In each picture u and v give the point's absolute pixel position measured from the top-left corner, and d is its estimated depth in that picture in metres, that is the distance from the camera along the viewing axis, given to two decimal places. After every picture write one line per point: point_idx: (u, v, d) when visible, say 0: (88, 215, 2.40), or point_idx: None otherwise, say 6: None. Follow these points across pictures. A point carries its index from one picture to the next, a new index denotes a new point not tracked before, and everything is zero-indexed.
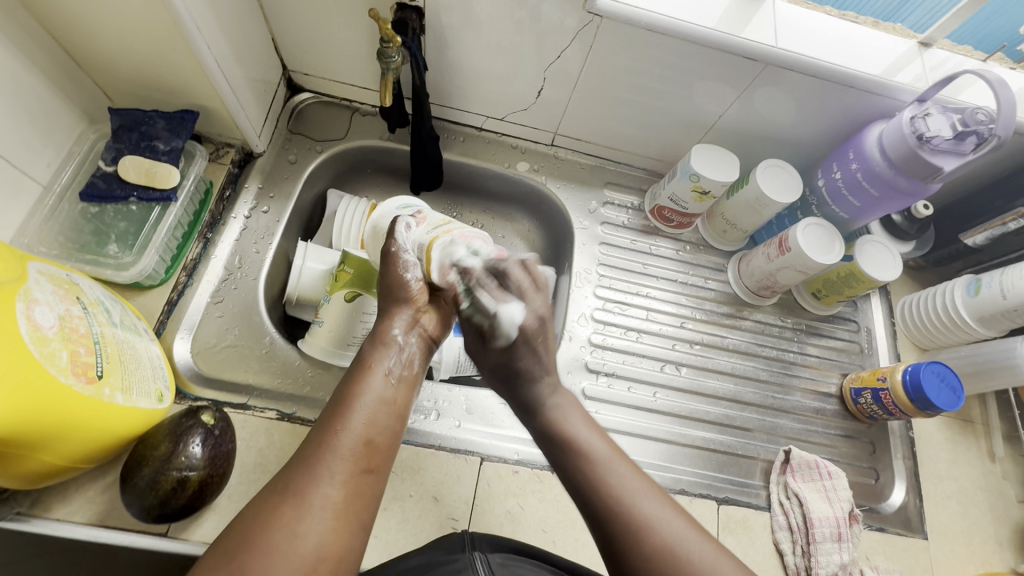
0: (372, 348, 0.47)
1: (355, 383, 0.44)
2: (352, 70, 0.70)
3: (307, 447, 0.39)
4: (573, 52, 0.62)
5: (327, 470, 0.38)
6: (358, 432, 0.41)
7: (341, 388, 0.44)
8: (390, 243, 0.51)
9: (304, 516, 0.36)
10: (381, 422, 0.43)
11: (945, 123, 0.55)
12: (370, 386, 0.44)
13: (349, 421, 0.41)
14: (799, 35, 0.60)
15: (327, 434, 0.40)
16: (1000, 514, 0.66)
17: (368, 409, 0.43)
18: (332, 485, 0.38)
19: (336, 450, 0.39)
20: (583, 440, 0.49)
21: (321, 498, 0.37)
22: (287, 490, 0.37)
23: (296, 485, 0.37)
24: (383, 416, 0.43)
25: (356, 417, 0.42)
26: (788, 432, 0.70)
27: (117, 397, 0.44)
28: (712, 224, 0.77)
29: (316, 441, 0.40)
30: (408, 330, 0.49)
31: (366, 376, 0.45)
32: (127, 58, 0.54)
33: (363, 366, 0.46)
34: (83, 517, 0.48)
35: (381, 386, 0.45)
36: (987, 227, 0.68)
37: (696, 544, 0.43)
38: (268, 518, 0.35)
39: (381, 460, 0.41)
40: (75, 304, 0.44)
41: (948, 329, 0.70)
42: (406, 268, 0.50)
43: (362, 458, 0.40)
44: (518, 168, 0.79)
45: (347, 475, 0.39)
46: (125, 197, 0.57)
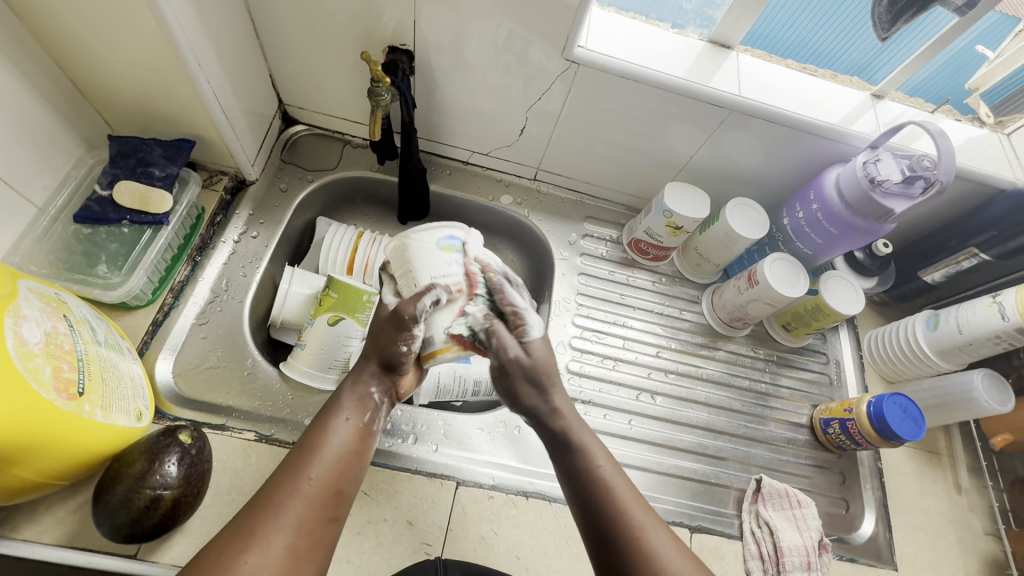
0: (348, 393, 0.50)
1: (324, 428, 0.47)
2: (346, 106, 0.74)
3: (278, 486, 0.42)
4: (553, 93, 0.66)
5: (293, 515, 0.41)
6: (325, 480, 0.44)
7: (308, 434, 0.47)
8: (407, 308, 0.48)
9: (265, 559, 0.38)
10: (348, 473, 0.45)
11: (895, 168, 0.59)
12: (341, 435, 0.47)
13: (318, 467, 0.44)
14: (761, 84, 0.64)
15: (295, 479, 0.43)
16: (968, 546, 0.67)
17: (336, 456, 0.45)
18: (295, 530, 0.40)
19: (303, 495, 0.42)
20: (609, 477, 0.49)
21: (282, 545, 0.39)
22: (251, 533, 0.39)
23: (260, 528, 0.39)
24: (350, 466, 0.46)
25: (323, 465, 0.44)
26: (760, 461, 0.71)
27: (97, 413, 0.45)
28: (687, 257, 0.80)
29: (283, 484, 0.42)
30: (382, 389, 0.52)
31: (336, 423, 0.48)
32: (130, 88, 0.57)
33: (334, 414, 0.48)
34: (51, 537, 0.48)
35: (351, 434, 0.48)
36: (944, 265, 0.72)
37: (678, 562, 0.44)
38: (229, 557, 0.37)
39: (344, 509, 0.44)
40: (62, 321, 0.45)
41: (911, 362, 0.73)
42: (408, 338, 0.49)
43: (327, 507, 0.43)
44: (502, 201, 0.82)
45: (311, 523, 0.41)
46: (118, 220, 0.58)
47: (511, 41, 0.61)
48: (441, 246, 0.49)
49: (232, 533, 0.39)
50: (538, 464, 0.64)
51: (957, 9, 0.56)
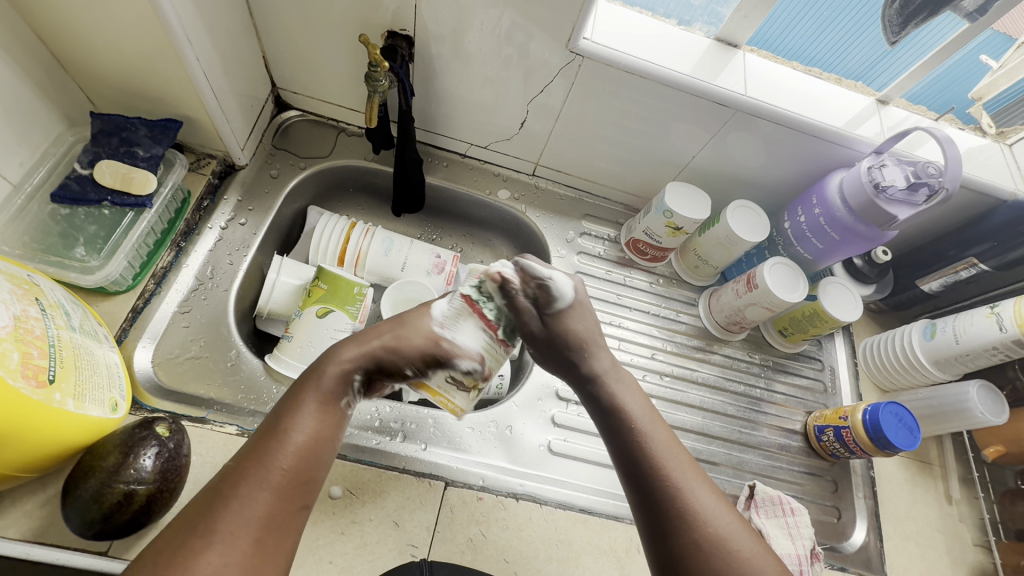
0: (321, 376, 0.44)
1: (293, 410, 0.42)
2: (340, 92, 0.72)
3: (243, 470, 0.38)
4: (555, 87, 0.65)
5: (253, 500, 0.37)
6: (292, 465, 0.40)
7: (273, 416, 0.42)
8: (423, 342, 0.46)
9: (223, 546, 0.35)
10: (318, 457, 0.41)
11: (900, 174, 0.59)
12: (308, 418, 0.42)
13: (285, 451, 0.40)
14: (766, 85, 0.63)
15: (259, 463, 0.39)
16: (957, 556, 0.67)
17: (306, 442, 0.41)
18: (255, 516, 0.37)
19: (266, 481, 0.38)
20: (642, 423, 0.48)
21: (241, 531, 0.36)
22: (207, 519, 0.35)
23: (217, 512, 0.36)
24: (320, 451, 0.42)
25: (290, 450, 0.40)
26: (753, 467, 0.70)
27: (68, 403, 0.42)
28: (685, 259, 0.79)
29: (243, 467, 0.38)
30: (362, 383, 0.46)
31: (306, 407, 0.42)
32: (115, 64, 0.54)
33: (308, 395, 0.43)
34: (16, 532, 0.46)
35: (324, 421, 0.43)
36: (941, 274, 0.72)
37: (742, 537, 0.42)
38: (183, 545, 0.34)
39: (313, 496, 0.40)
40: (33, 305, 0.43)
41: (907, 371, 0.73)
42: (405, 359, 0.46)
43: (292, 495, 0.39)
44: (499, 195, 0.80)
45: (274, 510, 0.38)
46: (98, 201, 0.56)
47: (513, 31, 0.59)
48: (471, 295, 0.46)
49: (183, 520, 0.35)
50: (529, 465, 0.63)
51: (967, 15, 0.56)
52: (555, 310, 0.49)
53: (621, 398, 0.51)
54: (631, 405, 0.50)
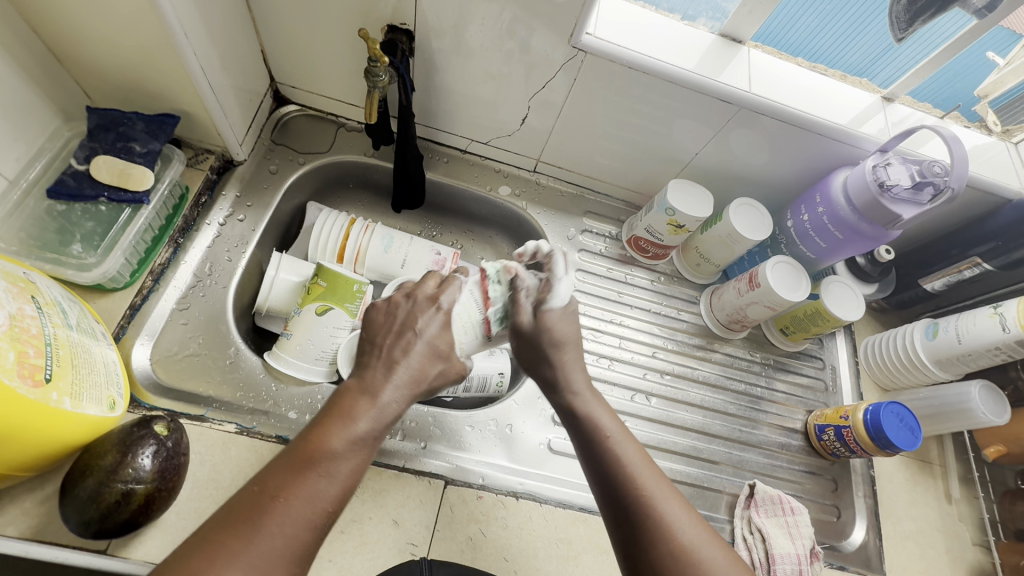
0: (365, 405, 0.42)
1: (330, 441, 0.39)
2: (340, 87, 0.71)
3: (269, 507, 0.35)
4: (557, 83, 0.64)
5: (263, 545, 0.33)
6: (311, 510, 0.36)
7: (307, 443, 0.38)
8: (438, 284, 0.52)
9: None
10: (345, 496, 0.38)
11: (904, 173, 0.58)
12: (341, 454, 0.38)
13: (307, 492, 0.36)
14: (770, 82, 0.63)
15: (282, 500, 0.35)
16: (956, 556, 0.67)
17: (334, 483, 0.37)
18: (258, 567, 0.33)
19: (284, 523, 0.34)
20: (612, 437, 0.49)
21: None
22: (212, 562, 0.32)
23: (225, 556, 0.32)
24: (349, 488, 0.39)
25: (316, 492, 0.36)
26: (753, 466, 0.70)
27: (66, 402, 0.42)
28: (687, 257, 0.79)
29: (267, 503, 0.35)
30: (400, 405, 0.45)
31: (343, 440, 0.39)
32: (111, 58, 0.53)
33: (347, 427, 0.40)
34: (15, 530, 0.45)
35: (357, 459, 0.39)
36: (943, 273, 0.72)
37: (711, 549, 0.42)
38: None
39: (320, 547, 0.37)
40: (29, 303, 0.42)
41: (908, 370, 0.72)
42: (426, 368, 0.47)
43: (304, 542, 0.35)
44: (499, 192, 0.80)
45: (281, 560, 0.34)
46: (95, 197, 0.55)
47: (515, 26, 0.58)
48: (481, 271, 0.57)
49: (188, 562, 0.31)
50: (529, 464, 0.63)
51: (975, 11, 0.54)
52: (547, 306, 0.54)
53: (594, 414, 0.51)
54: (602, 420, 0.50)
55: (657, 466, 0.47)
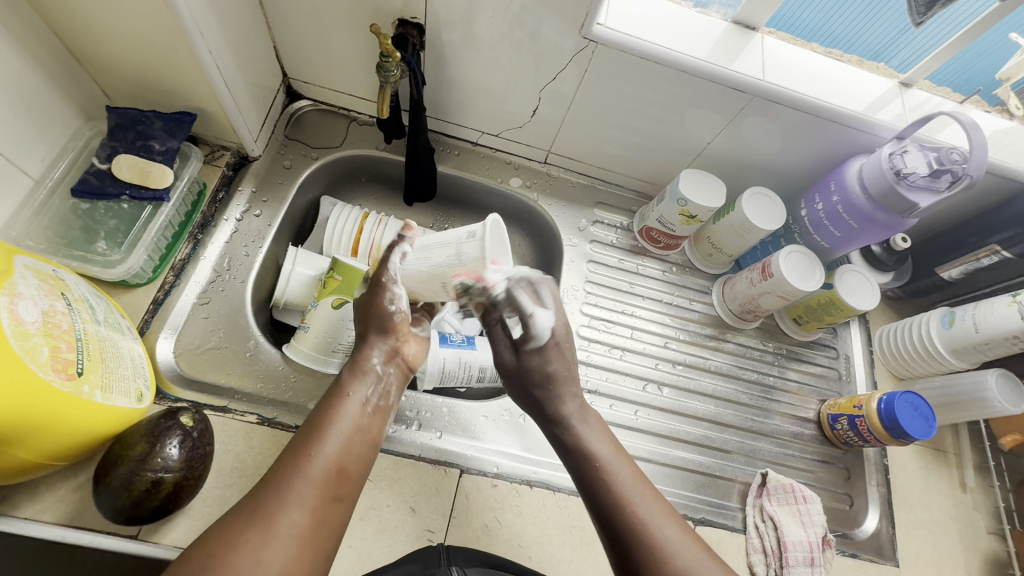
0: (351, 374, 0.49)
1: (329, 408, 0.46)
2: (352, 81, 0.72)
3: (282, 477, 0.41)
4: (568, 74, 0.64)
5: (297, 495, 0.40)
6: (330, 459, 0.43)
7: (312, 419, 0.46)
8: (382, 272, 0.52)
9: (268, 541, 0.37)
10: (355, 451, 0.45)
11: (921, 161, 0.57)
12: (346, 413, 0.46)
13: (321, 447, 0.43)
14: (784, 69, 0.62)
15: (300, 459, 0.42)
16: (970, 544, 0.67)
17: (341, 436, 0.44)
18: (300, 511, 0.39)
19: (308, 476, 0.41)
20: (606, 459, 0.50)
21: (288, 525, 0.38)
22: (255, 514, 0.38)
23: (265, 508, 0.39)
24: (356, 444, 0.45)
25: (328, 445, 0.43)
26: (765, 455, 0.71)
27: (96, 394, 0.44)
28: (699, 246, 0.79)
29: (287, 467, 0.41)
30: (384, 359, 0.51)
31: (342, 404, 0.47)
32: (129, 58, 0.54)
33: (340, 395, 0.47)
34: (53, 516, 0.47)
35: (357, 414, 0.47)
36: (961, 262, 0.71)
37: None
38: (232, 539, 0.37)
39: (350, 490, 0.43)
40: (59, 300, 0.44)
41: (923, 359, 0.72)
42: (389, 300, 0.51)
43: (333, 487, 0.42)
44: (511, 183, 0.80)
45: (316, 502, 0.40)
46: (117, 195, 0.56)
47: (526, 17, 0.58)
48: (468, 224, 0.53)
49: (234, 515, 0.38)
50: (544, 453, 0.63)
51: None
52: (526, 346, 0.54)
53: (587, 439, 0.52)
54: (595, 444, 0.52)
55: (656, 491, 0.49)
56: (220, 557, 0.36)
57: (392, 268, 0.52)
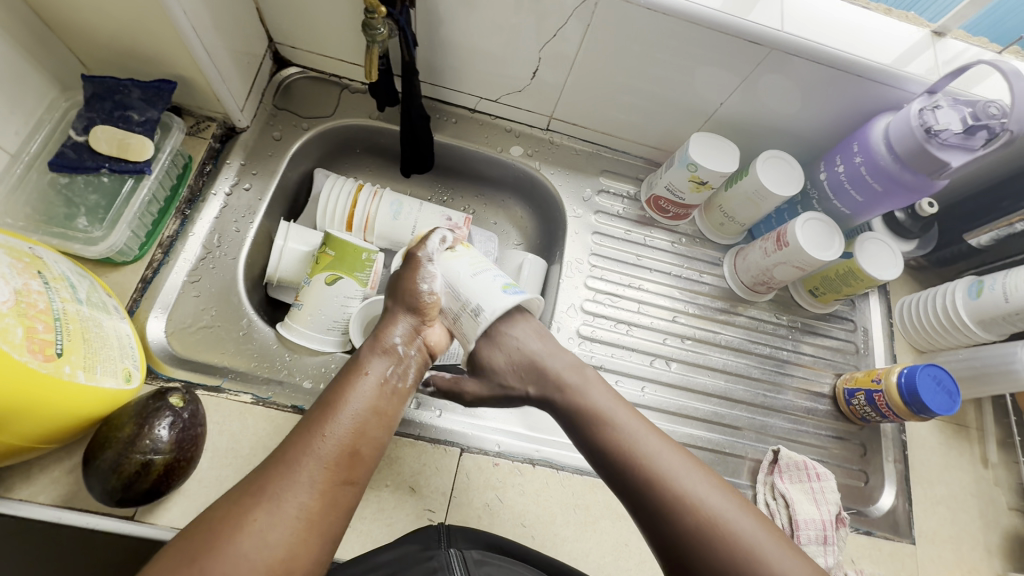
0: (371, 351, 0.47)
1: (346, 385, 0.44)
2: (341, 45, 0.68)
3: (293, 457, 0.39)
4: (569, 30, 0.59)
5: (306, 475, 0.38)
6: (343, 439, 0.41)
7: (326, 395, 0.44)
8: (419, 248, 0.51)
9: (278, 524, 0.36)
10: (369, 432, 0.43)
11: (955, 117, 0.53)
12: (362, 390, 0.44)
13: (335, 426, 0.41)
14: (803, 19, 0.57)
15: (311, 437, 0.40)
16: (990, 521, 0.65)
17: (356, 415, 0.42)
18: (308, 492, 0.38)
19: (319, 455, 0.39)
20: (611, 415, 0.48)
21: (294, 506, 0.37)
22: (262, 492, 0.37)
23: (272, 488, 0.37)
24: (372, 425, 0.43)
25: (342, 425, 0.41)
26: (777, 431, 0.68)
27: (79, 375, 0.42)
28: (710, 215, 0.75)
29: (301, 443, 0.40)
30: (408, 340, 0.49)
31: (358, 382, 0.44)
32: (100, 21, 0.51)
33: (357, 370, 0.45)
34: (47, 498, 0.47)
35: (374, 392, 0.44)
36: (992, 227, 0.66)
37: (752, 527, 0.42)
38: (236, 518, 0.36)
39: (361, 472, 0.41)
40: (35, 278, 0.42)
41: (946, 331, 0.68)
42: (424, 279, 0.50)
43: (343, 468, 0.40)
44: (511, 152, 0.76)
45: (326, 483, 0.39)
46: (96, 168, 0.54)
47: None
48: (500, 285, 0.48)
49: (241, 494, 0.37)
50: (546, 432, 0.61)
51: None
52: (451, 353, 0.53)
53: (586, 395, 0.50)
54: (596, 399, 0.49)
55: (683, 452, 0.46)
56: (224, 537, 0.35)
57: (431, 247, 0.51)
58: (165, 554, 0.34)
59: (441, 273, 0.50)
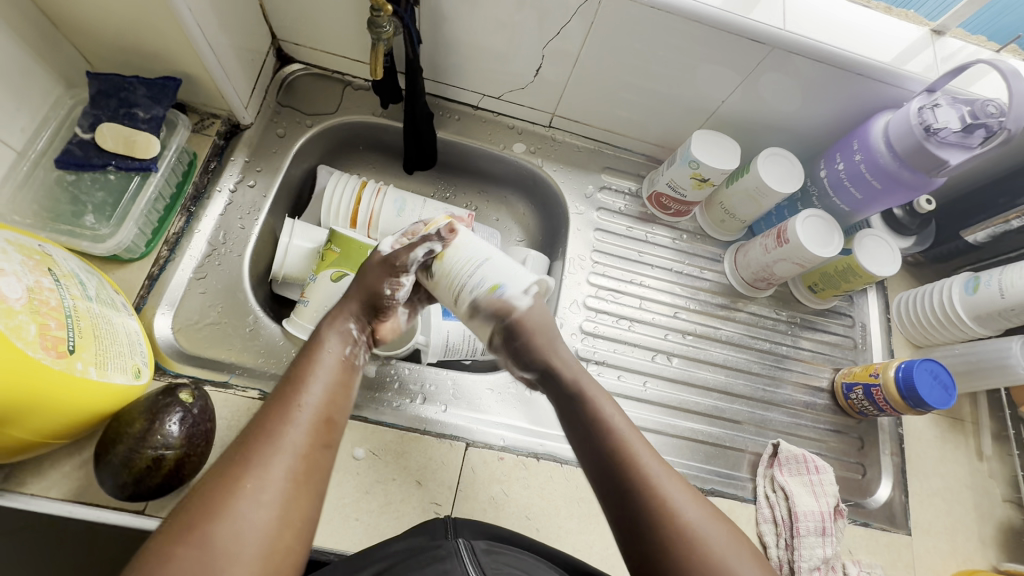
0: (329, 331, 0.48)
1: (309, 361, 0.45)
2: (345, 41, 0.68)
3: (266, 427, 0.39)
4: (573, 29, 0.60)
5: (287, 440, 0.39)
6: (317, 407, 0.42)
7: (290, 373, 0.44)
8: (401, 257, 0.49)
9: (269, 485, 0.36)
10: (339, 401, 0.43)
11: (954, 115, 0.54)
12: (326, 364, 0.45)
13: (308, 396, 0.42)
14: (805, 18, 0.58)
15: (285, 407, 0.40)
16: (985, 512, 0.66)
17: (325, 386, 0.43)
18: (291, 455, 0.38)
19: (297, 422, 0.40)
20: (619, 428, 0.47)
21: (281, 468, 0.37)
22: (245, 460, 0.37)
23: (256, 453, 0.37)
24: (340, 395, 0.44)
25: (313, 394, 0.42)
26: (777, 425, 0.69)
27: (91, 371, 0.43)
28: (710, 212, 0.76)
29: (274, 414, 0.40)
30: (362, 326, 0.50)
31: (322, 357, 0.46)
32: (105, 19, 0.51)
33: (318, 348, 0.46)
34: (57, 492, 0.47)
35: (338, 367, 0.45)
36: (988, 224, 0.67)
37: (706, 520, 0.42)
38: (227, 483, 0.35)
39: (338, 435, 0.42)
40: (46, 276, 0.42)
41: (943, 327, 0.69)
42: (395, 286, 0.49)
43: (322, 432, 0.41)
44: (514, 149, 0.77)
45: (306, 447, 0.39)
46: (103, 166, 0.54)
47: None
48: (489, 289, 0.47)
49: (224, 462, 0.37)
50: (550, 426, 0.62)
51: None
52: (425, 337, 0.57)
53: (600, 405, 0.49)
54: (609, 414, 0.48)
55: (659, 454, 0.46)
56: (219, 503, 0.34)
57: (413, 259, 0.49)
58: (160, 533, 0.34)
59: (410, 283, 0.50)
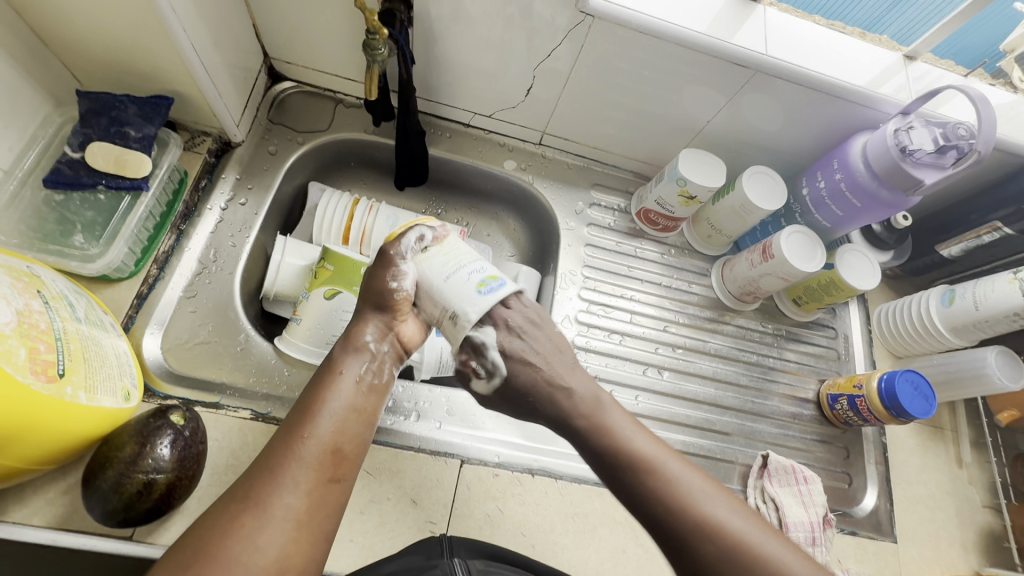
0: (343, 350, 0.47)
1: (322, 387, 0.45)
2: (337, 60, 0.68)
3: (275, 461, 0.39)
4: (563, 50, 0.61)
5: (291, 478, 0.39)
6: (324, 439, 0.41)
7: (302, 400, 0.44)
8: (392, 245, 0.50)
9: (269, 527, 0.36)
10: (348, 431, 0.43)
11: (927, 137, 0.56)
12: (339, 392, 0.44)
13: (316, 429, 0.42)
14: (786, 44, 0.60)
15: (294, 441, 0.40)
16: (966, 518, 0.68)
17: (334, 417, 0.43)
18: (294, 494, 0.38)
19: (301, 458, 0.40)
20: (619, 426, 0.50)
21: (284, 508, 0.37)
22: (249, 497, 0.37)
23: (260, 491, 0.38)
24: (350, 424, 0.43)
25: (323, 425, 0.42)
26: (765, 436, 0.70)
27: (80, 396, 0.42)
28: (697, 228, 0.77)
29: (281, 447, 0.40)
30: (380, 337, 0.49)
31: (335, 382, 0.45)
32: (96, 37, 0.51)
33: (331, 372, 0.46)
34: (42, 520, 0.46)
35: (351, 394, 0.45)
36: (961, 239, 0.71)
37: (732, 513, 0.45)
38: (227, 524, 0.36)
39: (347, 470, 0.42)
40: (35, 298, 0.42)
41: (921, 337, 0.72)
42: (395, 276, 0.49)
43: (328, 467, 0.40)
44: (505, 166, 0.78)
45: (311, 484, 0.39)
46: (92, 185, 0.54)
47: None
48: (476, 283, 0.46)
49: (228, 500, 0.37)
50: (544, 442, 0.62)
51: None
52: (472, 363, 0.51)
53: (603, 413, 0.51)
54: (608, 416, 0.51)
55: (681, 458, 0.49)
56: (218, 545, 0.35)
57: (403, 246, 0.49)
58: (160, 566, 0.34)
59: (412, 271, 0.49)
